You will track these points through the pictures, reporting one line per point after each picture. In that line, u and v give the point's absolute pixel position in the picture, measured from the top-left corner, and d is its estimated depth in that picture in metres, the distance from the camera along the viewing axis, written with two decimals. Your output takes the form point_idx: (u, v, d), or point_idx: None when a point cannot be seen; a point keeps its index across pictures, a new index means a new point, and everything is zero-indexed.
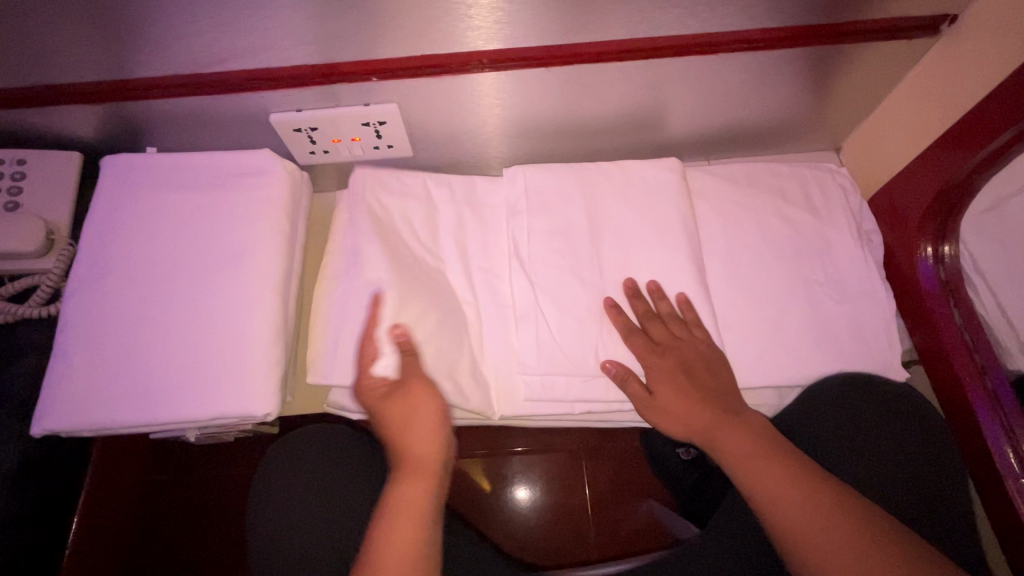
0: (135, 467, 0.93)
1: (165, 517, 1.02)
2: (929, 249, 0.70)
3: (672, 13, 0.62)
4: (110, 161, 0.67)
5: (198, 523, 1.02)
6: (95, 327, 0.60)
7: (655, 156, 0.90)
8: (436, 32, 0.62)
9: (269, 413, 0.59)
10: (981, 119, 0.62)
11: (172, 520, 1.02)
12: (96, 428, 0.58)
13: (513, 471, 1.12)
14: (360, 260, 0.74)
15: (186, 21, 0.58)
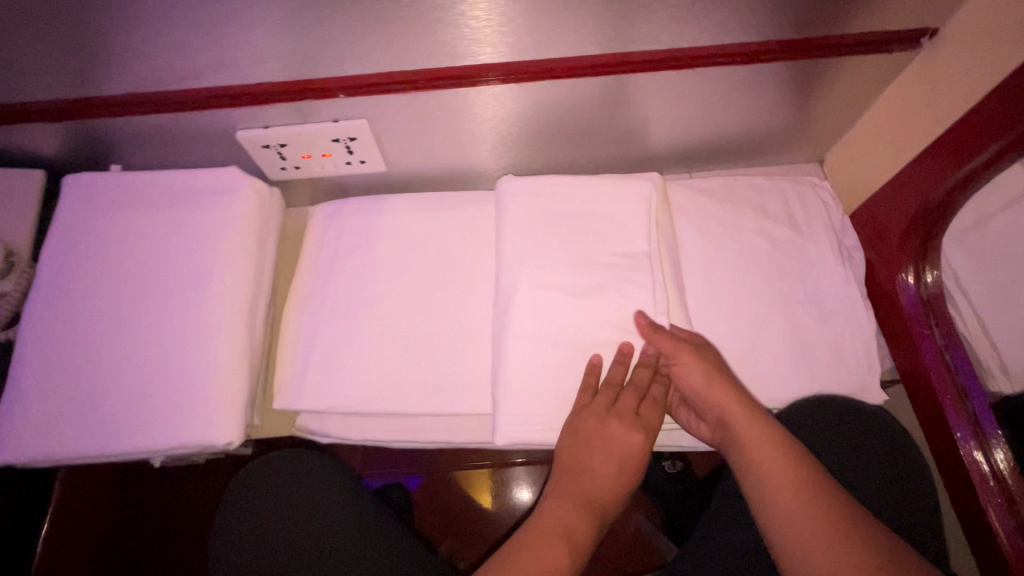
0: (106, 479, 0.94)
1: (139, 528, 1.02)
2: (911, 276, 0.68)
3: (646, 28, 0.61)
4: (71, 180, 0.66)
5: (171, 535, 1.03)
6: (52, 353, 0.59)
7: (636, 168, 0.88)
8: (405, 48, 0.60)
9: (231, 442, 0.58)
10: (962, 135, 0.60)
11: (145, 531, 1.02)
12: (52, 459, 0.56)
13: (502, 484, 1.11)
14: (331, 279, 0.72)
15: (143, 39, 0.56)
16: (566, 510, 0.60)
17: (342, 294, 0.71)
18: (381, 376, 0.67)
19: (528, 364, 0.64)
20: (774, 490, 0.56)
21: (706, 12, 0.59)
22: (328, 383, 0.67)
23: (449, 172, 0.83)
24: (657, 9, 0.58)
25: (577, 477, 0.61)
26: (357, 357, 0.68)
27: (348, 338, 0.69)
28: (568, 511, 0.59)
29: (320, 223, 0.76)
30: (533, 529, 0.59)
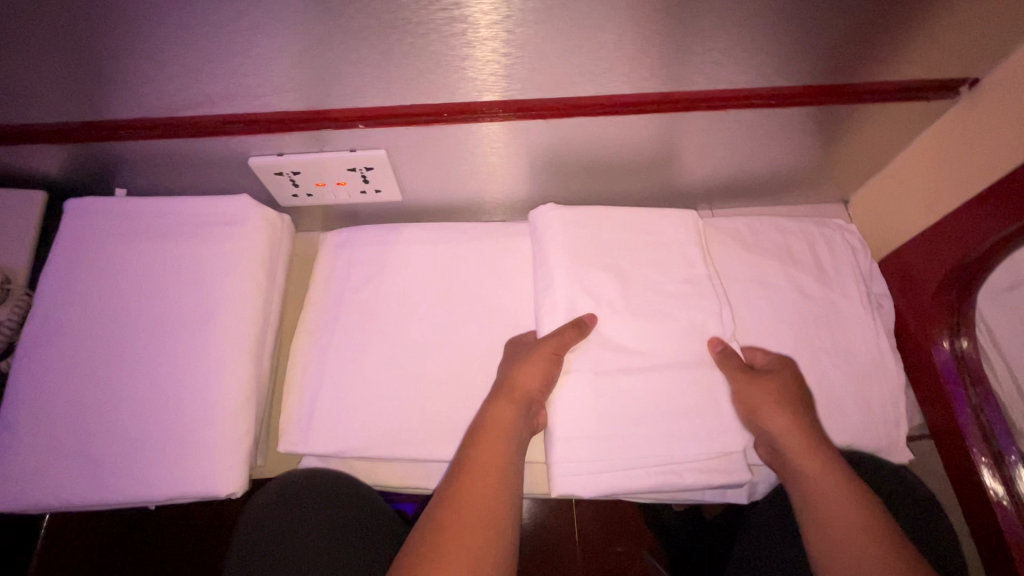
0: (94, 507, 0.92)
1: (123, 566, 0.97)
2: (947, 341, 0.66)
3: (681, 70, 0.59)
4: (75, 206, 0.63)
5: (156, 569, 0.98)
6: (46, 390, 0.55)
7: (658, 203, 0.86)
8: (430, 83, 0.58)
9: (234, 492, 0.55)
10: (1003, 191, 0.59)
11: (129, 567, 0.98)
12: (42, 504, 0.53)
13: None
14: (344, 310, 0.69)
15: (157, 66, 0.53)
16: (504, 409, 0.59)
17: (354, 329, 0.69)
18: (391, 418, 0.65)
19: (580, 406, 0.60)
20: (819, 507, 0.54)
21: (745, 56, 0.57)
22: (337, 425, 0.64)
23: (464, 202, 0.81)
24: (693, 52, 0.56)
25: (508, 378, 0.60)
26: (368, 396, 0.65)
27: (359, 376, 0.66)
28: (503, 421, 0.58)
29: (332, 251, 0.73)
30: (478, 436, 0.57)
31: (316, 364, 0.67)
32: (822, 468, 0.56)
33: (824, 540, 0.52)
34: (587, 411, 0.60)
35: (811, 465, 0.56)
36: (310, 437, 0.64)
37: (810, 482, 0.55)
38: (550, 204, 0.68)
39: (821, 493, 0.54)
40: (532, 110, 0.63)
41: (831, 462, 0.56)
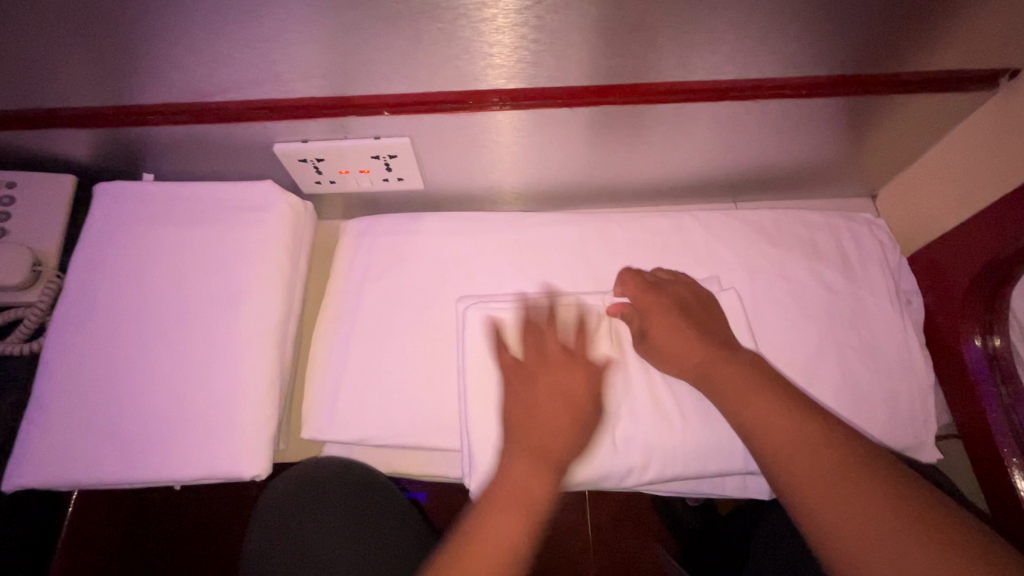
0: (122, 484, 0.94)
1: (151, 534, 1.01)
2: (978, 338, 0.64)
3: (710, 58, 0.58)
4: (105, 189, 0.64)
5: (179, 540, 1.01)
6: (77, 372, 0.56)
7: (679, 195, 0.85)
8: (455, 70, 0.57)
9: (258, 475, 0.55)
10: None
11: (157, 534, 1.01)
12: (72, 483, 0.54)
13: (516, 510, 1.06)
14: (365, 299, 0.70)
15: (187, 51, 0.54)
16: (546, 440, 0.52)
17: (373, 316, 0.69)
18: (412, 406, 0.65)
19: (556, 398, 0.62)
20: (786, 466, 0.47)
21: (777, 44, 0.56)
22: (358, 411, 0.65)
23: (485, 192, 0.81)
24: (723, 40, 0.55)
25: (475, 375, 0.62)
26: (388, 384, 0.66)
27: (379, 363, 0.67)
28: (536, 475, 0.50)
29: (353, 239, 0.73)
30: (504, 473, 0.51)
31: (338, 351, 0.68)
32: (784, 411, 0.50)
33: (785, 463, 0.47)
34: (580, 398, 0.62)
35: (775, 420, 0.49)
36: (333, 423, 0.64)
37: (758, 426, 0.50)
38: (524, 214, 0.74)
39: (773, 444, 0.48)
40: (558, 97, 0.62)
41: (784, 401, 0.50)
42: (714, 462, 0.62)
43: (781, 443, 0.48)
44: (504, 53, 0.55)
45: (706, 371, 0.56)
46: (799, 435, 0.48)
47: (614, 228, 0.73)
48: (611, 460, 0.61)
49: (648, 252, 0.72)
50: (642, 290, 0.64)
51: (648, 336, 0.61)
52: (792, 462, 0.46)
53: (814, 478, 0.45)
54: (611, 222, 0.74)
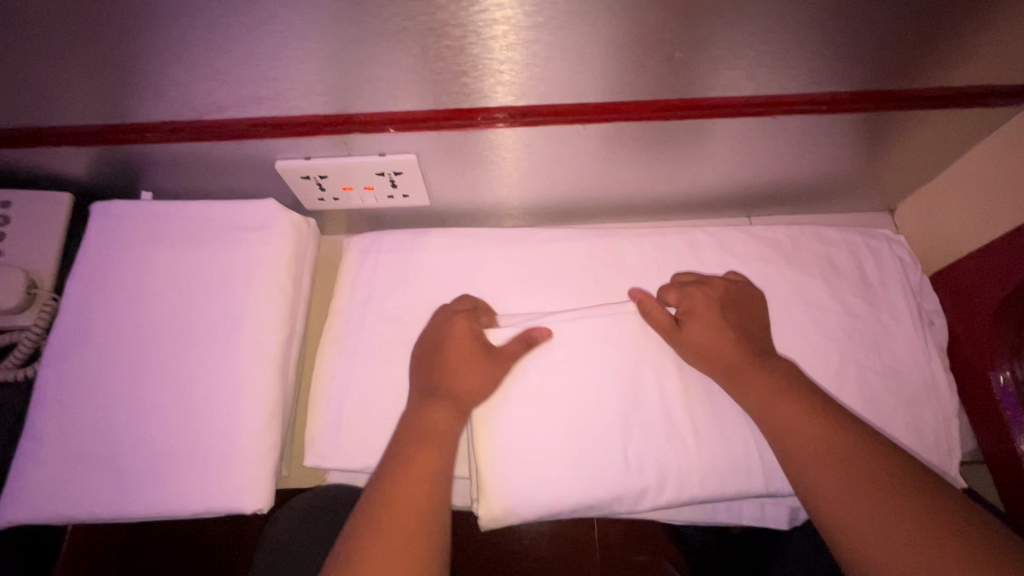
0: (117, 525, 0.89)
1: None
2: (1006, 370, 0.61)
3: (727, 74, 0.56)
4: (102, 209, 0.62)
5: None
6: (72, 402, 0.54)
7: (691, 209, 0.82)
8: (463, 87, 0.55)
9: (259, 508, 0.53)
10: None
11: None
12: (66, 518, 0.52)
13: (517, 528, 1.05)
14: (370, 320, 0.68)
15: (185, 69, 0.52)
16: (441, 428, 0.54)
17: (377, 338, 0.67)
18: None
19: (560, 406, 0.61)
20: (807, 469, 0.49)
21: (798, 60, 0.54)
22: (362, 437, 0.63)
23: (492, 208, 0.79)
24: (741, 56, 0.53)
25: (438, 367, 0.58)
26: (394, 408, 0.64)
27: (384, 387, 0.65)
28: (429, 460, 0.51)
29: (356, 257, 0.71)
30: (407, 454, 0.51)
31: (341, 374, 0.66)
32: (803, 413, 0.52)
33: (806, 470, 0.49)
34: (583, 406, 0.61)
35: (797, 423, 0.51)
36: (337, 450, 0.62)
37: (778, 423, 0.52)
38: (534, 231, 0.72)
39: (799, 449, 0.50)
40: (569, 113, 0.60)
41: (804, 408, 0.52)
42: (732, 490, 0.59)
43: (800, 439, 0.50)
44: (511, 70, 0.53)
45: (736, 369, 0.56)
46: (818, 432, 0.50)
47: (624, 245, 0.71)
48: (623, 485, 0.59)
49: (659, 270, 0.70)
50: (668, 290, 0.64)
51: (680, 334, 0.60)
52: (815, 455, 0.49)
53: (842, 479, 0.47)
54: (621, 239, 0.71)
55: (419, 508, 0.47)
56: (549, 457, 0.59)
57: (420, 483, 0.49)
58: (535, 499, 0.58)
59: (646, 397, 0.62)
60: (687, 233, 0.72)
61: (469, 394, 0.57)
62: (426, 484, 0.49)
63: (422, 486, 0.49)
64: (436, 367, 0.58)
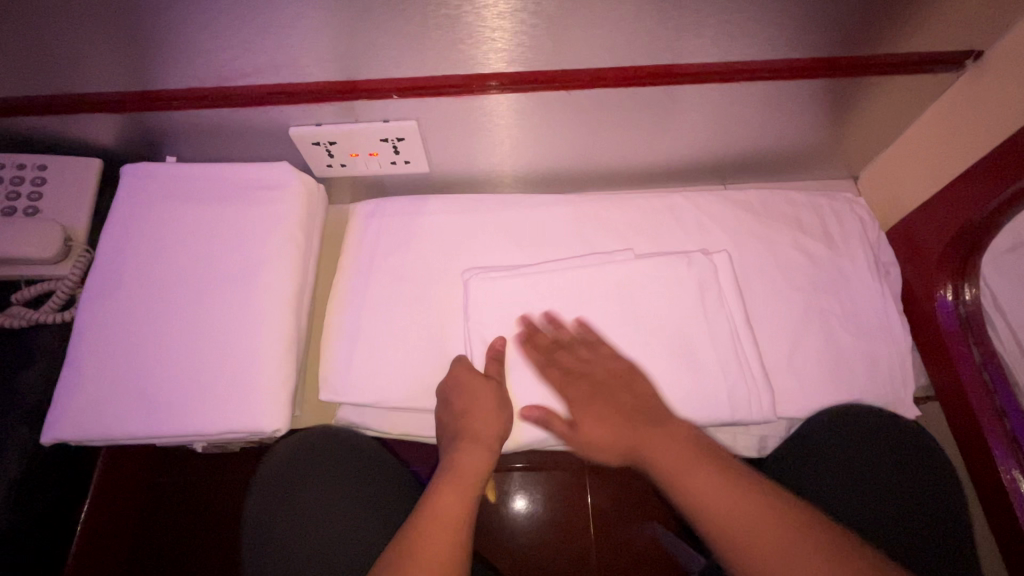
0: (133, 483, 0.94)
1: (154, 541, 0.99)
2: (950, 289, 0.69)
3: (695, 42, 0.62)
4: (131, 169, 0.68)
5: (186, 545, 0.99)
6: (107, 339, 0.60)
7: (671, 177, 0.89)
8: (459, 53, 0.62)
9: (277, 429, 0.59)
10: (993, 169, 0.63)
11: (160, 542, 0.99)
12: (106, 439, 0.58)
13: (505, 490, 1.12)
14: (375, 274, 0.74)
15: (210, 37, 0.58)
16: (476, 457, 0.61)
17: (381, 290, 0.73)
18: (421, 371, 0.69)
19: (547, 346, 0.67)
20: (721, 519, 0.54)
21: (756, 29, 0.61)
22: (369, 377, 0.69)
23: (486, 176, 0.85)
24: (706, 24, 0.60)
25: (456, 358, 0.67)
26: (398, 351, 0.70)
27: (389, 335, 0.70)
28: (457, 495, 0.58)
29: (361, 220, 0.77)
30: (451, 479, 0.60)
31: (349, 321, 0.72)
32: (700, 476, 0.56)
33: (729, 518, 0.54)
34: (570, 346, 0.67)
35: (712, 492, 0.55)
36: (347, 388, 0.68)
37: (674, 467, 0.58)
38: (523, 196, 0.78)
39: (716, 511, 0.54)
40: (553, 81, 0.66)
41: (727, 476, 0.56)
42: (706, 418, 0.65)
43: (692, 497, 0.56)
44: (498, 39, 0.60)
45: (655, 419, 0.62)
46: (735, 504, 0.54)
47: (609, 209, 0.77)
48: None
49: (639, 229, 0.76)
50: (531, 272, 0.69)
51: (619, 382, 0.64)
52: (723, 514, 0.54)
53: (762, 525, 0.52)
54: (606, 204, 0.77)
55: (450, 532, 0.55)
56: (536, 394, 0.66)
57: (447, 518, 0.56)
58: (546, 433, 0.65)
59: (624, 333, 0.67)
60: (665, 197, 0.78)
61: (492, 434, 0.63)
62: (454, 519, 0.57)
63: (458, 513, 0.57)
64: (458, 406, 0.64)
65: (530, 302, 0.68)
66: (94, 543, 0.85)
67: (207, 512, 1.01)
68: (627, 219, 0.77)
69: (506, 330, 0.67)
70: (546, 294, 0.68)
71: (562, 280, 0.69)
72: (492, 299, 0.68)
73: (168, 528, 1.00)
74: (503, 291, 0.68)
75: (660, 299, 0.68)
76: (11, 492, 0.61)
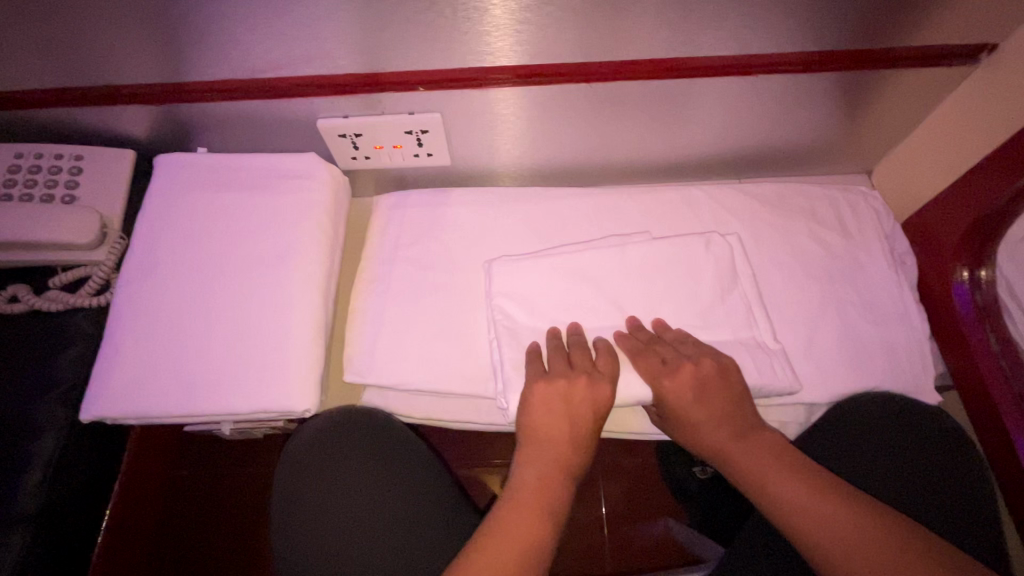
0: (156, 475, 0.95)
1: (172, 533, 1.00)
2: (966, 274, 0.70)
3: (715, 34, 0.64)
4: (162, 160, 0.70)
5: (203, 536, 1.00)
6: (143, 322, 0.62)
7: (685, 172, 0.90)
8: (484, 46, 0.64)
9: (306, 410, 0.61)
10: (1010, 158, 0.64)
11: (178, 534, 1.01)
12: (142, 418, 0.60)
13: None
14: (398, 263, 0.75)
15: (246, 29, 0.60)
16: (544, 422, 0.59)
17: (405, 279, 0.74)
18: (444, 357, 0.70)
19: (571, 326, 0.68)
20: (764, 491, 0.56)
21: (774, 22, 0.62)
22: (394, 362, 0.70)
23: (503, 170, 0.87)
24: (726, 17, 0.61)
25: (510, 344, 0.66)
26: (422, 337, 0.71)
27: (412, 321, 0.72)
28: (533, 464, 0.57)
29: (384, 211, 0.79)
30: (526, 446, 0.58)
31: (374, 308, 0.73)
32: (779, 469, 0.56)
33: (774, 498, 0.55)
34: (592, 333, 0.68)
35: (769, 474, 0.56)
36: (373, 371, 0.70)
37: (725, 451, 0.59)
38: (542, 189, 0.80)
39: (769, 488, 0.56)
40: (574, 74, 0.68)
41: (791, 465, 0.57)
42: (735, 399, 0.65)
43: (753, 471, 0.57)
44: (522, 32, 0.62)
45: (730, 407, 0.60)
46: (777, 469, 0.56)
47: (627, 201, 0.78)
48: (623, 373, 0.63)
49: (656, 220, 0.77)
50: (552, 260, 0.70)
51: (672, 372, 0.61)
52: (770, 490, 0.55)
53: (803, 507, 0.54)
54: (624, 196, 0.79)
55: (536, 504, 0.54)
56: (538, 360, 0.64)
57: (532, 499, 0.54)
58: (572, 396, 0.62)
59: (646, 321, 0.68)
60: (682, 190, 0.79)
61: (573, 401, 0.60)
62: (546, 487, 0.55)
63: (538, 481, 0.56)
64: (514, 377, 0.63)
65: (552, 289, 0.69)
66: (121, 532, 0.86)
67: (224, 504, 1.02)
68: (645, 211, 0.78)
69: (528, 316, 0.68)
70: (567, 281, 0.69)
71: (583, 268, 0.70)
72: (515, 283, 0.69)
73: (186, 520, 1.01)
74: (525, 278, 0.69)
75: (679, 287, 0.69)
76: (48, 471, 0.63)
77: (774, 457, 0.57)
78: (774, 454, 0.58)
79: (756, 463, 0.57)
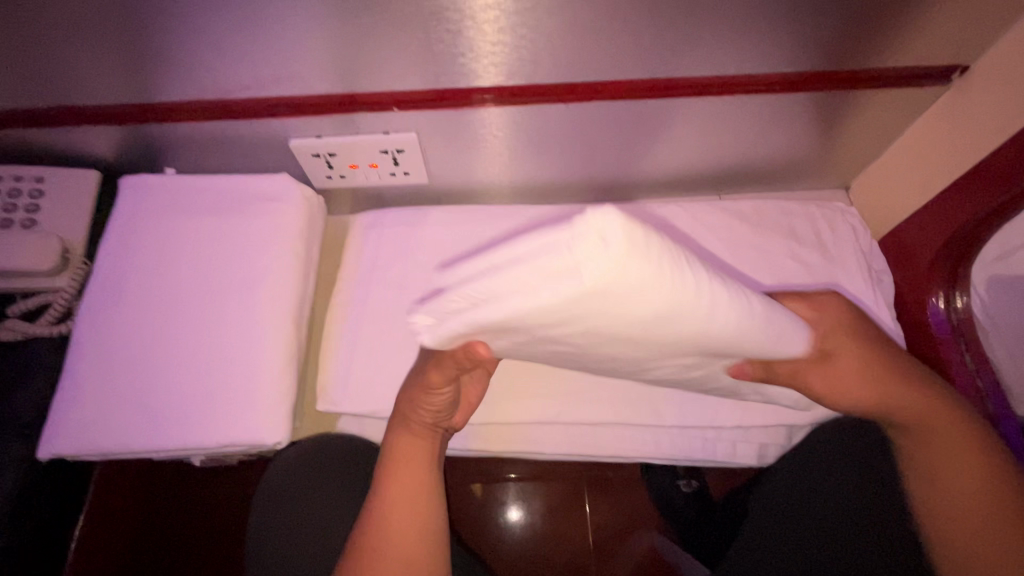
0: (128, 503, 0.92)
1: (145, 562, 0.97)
2: (941, 297, 0.71)
3: (692, 55, 0.64)
4: (126, 183, 0.68)
5: (178, 563, 0.97)
6: (106, 352, 0.60)
7: (666, 189, 0.90)
8: (458, 66, 0.62)
9: (279, 442, 0.59)
10: (982, 179, 0.64)
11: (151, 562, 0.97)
12: (105, 454, 0.57)
13: (501, 501, 1.11)
14: (374, 284, 0.74)
15: (212, 50, 0.58)
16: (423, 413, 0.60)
17: (381, 301, 0.73)
18: None
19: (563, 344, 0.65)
20: (937, 468, 0.54)
21: (749, 44, 0.62)
22: (370, 388, 0.69)
23: (482, 187, 0.86)
24: (701, 38, 0.61)
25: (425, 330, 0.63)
26: (399, 362, 0.70)
27: (389, 345, 0.71)
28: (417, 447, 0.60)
29: (360, 230, 0.78)
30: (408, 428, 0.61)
31: (350, 333, 0.72)
32: (954, 447, 0.53)
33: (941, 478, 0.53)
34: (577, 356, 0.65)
35: (957, 451, 0.53)
36: (349, 400, 0.68)
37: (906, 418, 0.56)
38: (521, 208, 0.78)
39: (943, 466, 0.54)
40: (550, 94, 0.67)
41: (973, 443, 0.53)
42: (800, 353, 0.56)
43: (931, 445, 0.54)
44: (496, 53, 0.61)
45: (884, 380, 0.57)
46: (967, 452, 0.53)
47: None
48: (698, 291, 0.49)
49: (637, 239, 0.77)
50: None
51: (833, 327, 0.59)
52: (945, 470, 0.53)
53: (975, 496, 0.51)
54: None
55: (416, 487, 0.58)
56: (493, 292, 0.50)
57: (412, 480, 0.58)
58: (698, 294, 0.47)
59: None
60: (662, 207, 0.79)
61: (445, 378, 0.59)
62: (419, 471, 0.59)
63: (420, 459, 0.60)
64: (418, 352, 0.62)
65: None
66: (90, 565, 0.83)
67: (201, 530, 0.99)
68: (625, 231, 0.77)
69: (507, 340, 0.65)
70: None
71: None
72: None
73: (161, 547, 0.98)
74: None
75: None
76: (7, 509, 0.60)
77: (949, 431, 0.54)
78: (950, 427, 0.54)
79: (945, 441, 0.54)
